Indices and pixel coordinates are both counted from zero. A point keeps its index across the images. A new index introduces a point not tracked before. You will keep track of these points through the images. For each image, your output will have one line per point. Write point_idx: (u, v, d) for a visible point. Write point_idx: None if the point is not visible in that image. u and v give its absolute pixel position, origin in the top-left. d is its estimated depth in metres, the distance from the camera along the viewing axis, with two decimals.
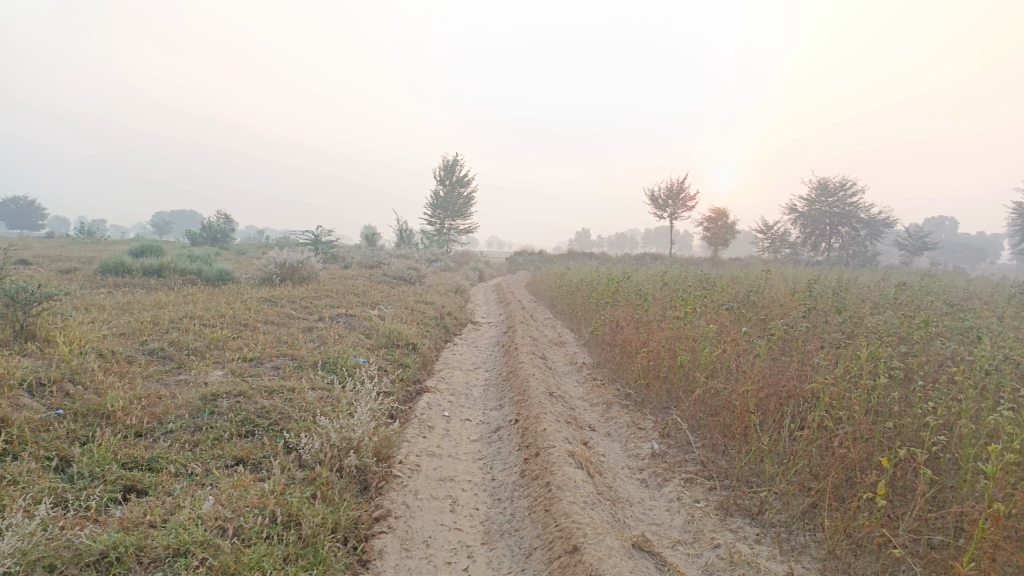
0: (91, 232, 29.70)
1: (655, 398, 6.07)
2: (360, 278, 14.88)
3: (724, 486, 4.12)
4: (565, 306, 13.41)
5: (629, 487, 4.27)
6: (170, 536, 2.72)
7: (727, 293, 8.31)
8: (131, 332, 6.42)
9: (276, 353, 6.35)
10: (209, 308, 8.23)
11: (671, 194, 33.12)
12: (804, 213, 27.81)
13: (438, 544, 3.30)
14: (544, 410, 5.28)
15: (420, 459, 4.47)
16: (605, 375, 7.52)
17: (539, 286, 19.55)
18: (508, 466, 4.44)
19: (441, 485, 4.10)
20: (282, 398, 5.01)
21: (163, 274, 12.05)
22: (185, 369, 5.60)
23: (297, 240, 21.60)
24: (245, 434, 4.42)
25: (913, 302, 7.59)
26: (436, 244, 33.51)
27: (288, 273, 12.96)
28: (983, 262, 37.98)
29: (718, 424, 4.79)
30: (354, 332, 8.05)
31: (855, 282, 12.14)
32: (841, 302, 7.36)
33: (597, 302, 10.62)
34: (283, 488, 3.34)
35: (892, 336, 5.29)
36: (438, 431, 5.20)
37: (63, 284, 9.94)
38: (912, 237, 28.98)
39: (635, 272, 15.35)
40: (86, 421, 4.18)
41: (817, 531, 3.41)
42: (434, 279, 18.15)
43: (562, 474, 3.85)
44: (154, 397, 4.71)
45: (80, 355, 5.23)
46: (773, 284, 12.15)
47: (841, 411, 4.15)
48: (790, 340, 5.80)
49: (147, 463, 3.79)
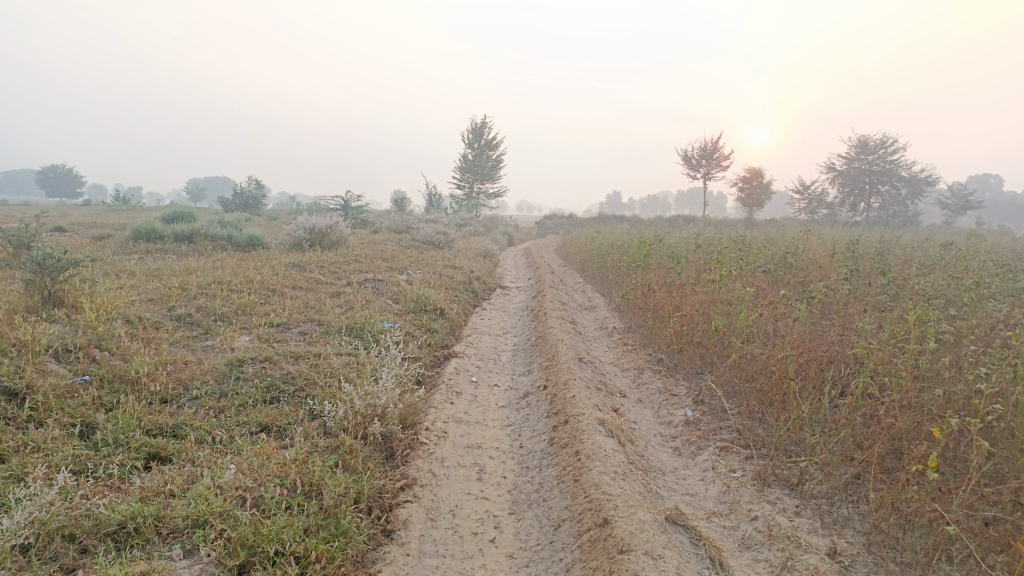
0: (126, 199, 30.14)
1: (688, 362, 5.91)
2: (389, 243, 14.80)
3: (762, 456, 3.97)
4: (595, 270, 13.21)
5: (661, 455, 4.13)
6: (190, 507, 2.66)
7: (763, 255, 8.06)
8: (159, 298, 6.41)
9: (303, 319, 6.30)
10: (238, 273, 8.22)
11: (704, 154, 32.38)
12: (842, 172, 27.01)
13: (464, 514, 3.21)
14: (573, 376, 5.15)
15: (447, 426, 4.38)
16: (637, 340, 7.36)
17: (569, 250, 19.33)
18: (537, 433, 4.32)
19: (468, 452, 4.01)
20: (308, 363, 4.95)
21: (194, 240, 12.10)
22: (212, 335, 5.57)
23: (327, 205, 21.63)
24: (271, 400, 4.37)
25: (961, 262, 7.26)
26: (465, 208, 33.35)
27: (317, 238, 12.93)
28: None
29: (754, 391, 4.62)
30: (381, 296, 7.98)
31: (897, 242, 11.72)
32: (884, 265, 7.08)
33: (628, 266, 10.40)
34: (305, 457, 3.26)
35: (940, 298, 5.03)
36: (465, 397, 5.12)
37: (96, 250, 10.01)
38: (956, 196, 28.06)
39: (667, 234, 15.04)
40: (112, 387, 4.16)
41: (861, 504, 3.24)
42: (464, 243, 18.05)
43: (592, 442, 3.72)
44: (180, 362, 4.68)
45: (107, 321, 5.22)
46: (810, 245, 11.79)
47: (887, 378, 3.95)
48: (831, 303, 5.57)
49: (171, 430, 3.75)
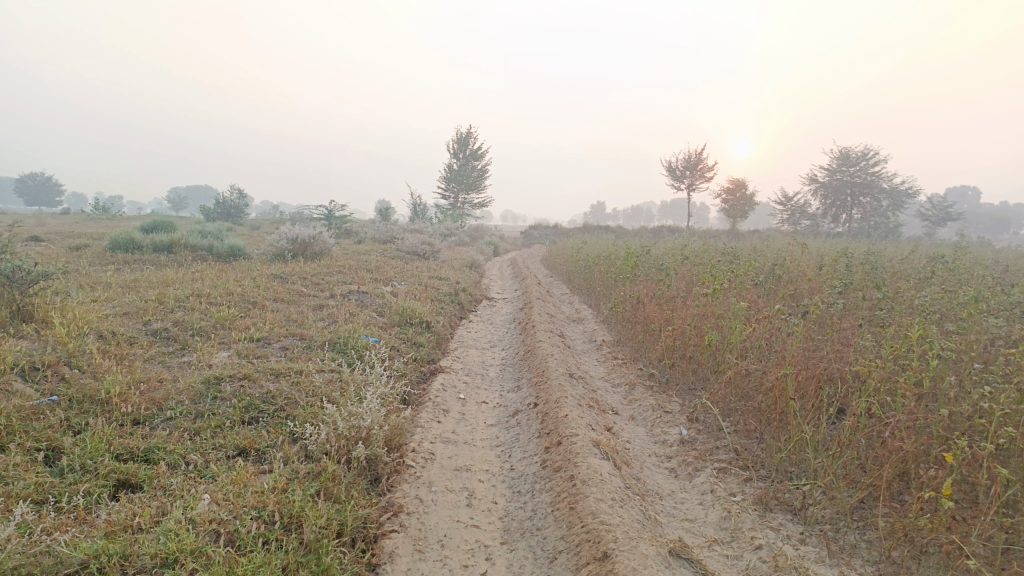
0: (106, 207, 29.68)
1: (681, 378, 5.77)
2: (373, 253, 14.62)
3: (762, 478, 3.82)
4: (582, 282, 13.09)
5: (657, 477, 3.98)
6: (159, 544, 2.47)
7: (753, 267, 7.96)
8: (135, 312, 6.18)
9: (284, 333, 6.10)
10: (217, 285, 8.00)
11: (688, 165, 32.46)
12: (824, 183, 27.16)
13: (453, 544, 3.04)
14: (565, 394, 4.99)
15: (434, 447, 4.21)
16: (627, 354, 7.21)
17: (555, 261, 19.22)
18: (528, 455, 4.15)
19: (457, 476, 3.83)
20: (289, 381, 4.75)
21: (173, 250, 11.84)
22: (189, 351, 5.36)
23: (310, 214, 21.39)
24: (249, 421, 4.17)
25: (950, 274, 7.20)
26: (450, 218, 33.16)
27: (299, 248, 12.71)
28: (1006, 233, 37.26)
29: (751, 409, 4.49)
30: (366, 309, 7.79)
31: (883, 254, 11.71)
32: (875, 277, 7.00)
33: (615, 277, 10.28)
34: (286, 485, 3.08)
35: (938, 312, 4.94)
36: (453, 415, 4.94)
37: (71, 261, 9.75)
38: (937, 207, 28.32)
39: (653, 245, 14.99)
40: (81, 408, 3.94)
41: (869, 531, 3.11)
42: (448, 253, 17.88)
43: (587, 466, 3.56)
44: (154, 381, 4.47)
45: (78, 336, 5.00)
46: (797, 256, 11.74)
47: (890, 397, 3.83)
48: (826, 317, 5.47)
49: (143, 455, 3.55)
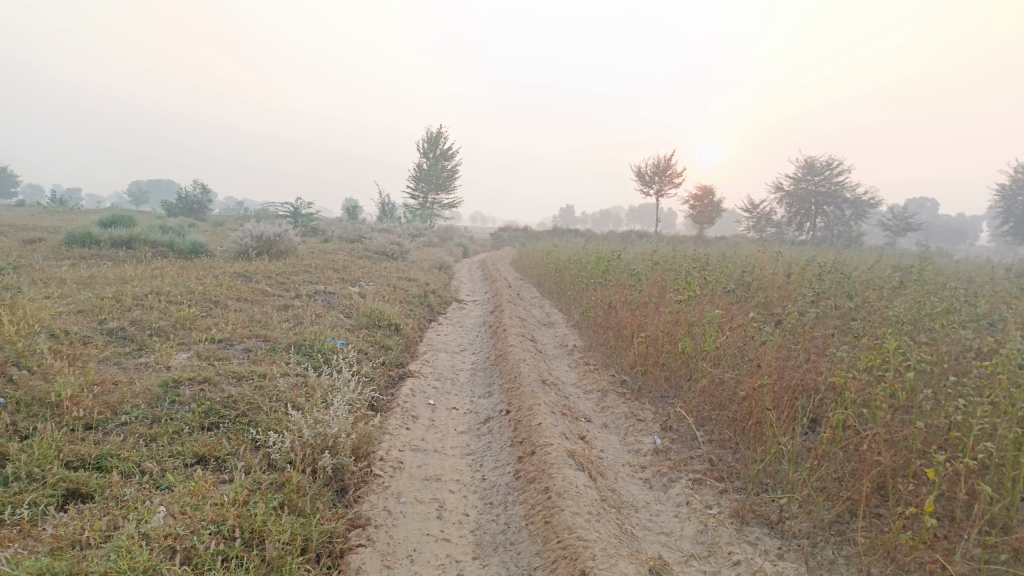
0: (63, 200, 28.82)
1: (653, 385, 5.72)
2: (341, 253, 14.38)
3: (738, 490, 3.76)
4: (552, 285, 13.03)
5: (632, 488, 3.90)
6: (110, 561, 2.30)
7: (725, 274, 7.96)
8: (90, 310, 5.92)
9: (248, 334, 5.90)
10: (178, 283, 7.75)
11: (657, 171, 32.68)
12: (789, 192, 27.53)
13: (423, 560, 2.91)
14: (538, 401, 4.89)
15: (402, 456, 4.08)
16: (598, 360, 7.14)
17: (524, 264, 19.14)
18: (500, 464, 4.04)
19: (426, 486, 3.70)
20: (252, 385, 4.57)
21: (133, 246, 11.48)
22: (147, 352, 5.14)
23: (277, 212, 21.02)
24: (210, 427, 3.99)
25: (917, 285, 7.27)
26: (419, 219, 32.90)
27: (265, 246, 12.43)
28: (962, 244, 38.24)
29: (726, 419, 4.44)
30: (333, 310, 7.61)
31: (848, 263, 11.85)
32: (845, 287, 7.04)
33: (586, 282, 10.23)
34: (247, 497, 2.93)
35: (910, 323, 4.95)
36: (422, 422, 4.81)
37: (25, 255, 9.36)
38: (898, 218, 28.90)
39: (622, 249, 14.98)
40: (29, 411, 3.73)
41: (847, 547, 3.06)
42: (417, 254, 17.70)
43: (562, 478, 3.47)
44: (109, 383, 4.26)
45: (28, 335, 4.75)
46: (765, 263, 11.81)
47: (866, 409, 3.81)
48: (799, 326, 5.46)
49: (95, 462, 3.36)
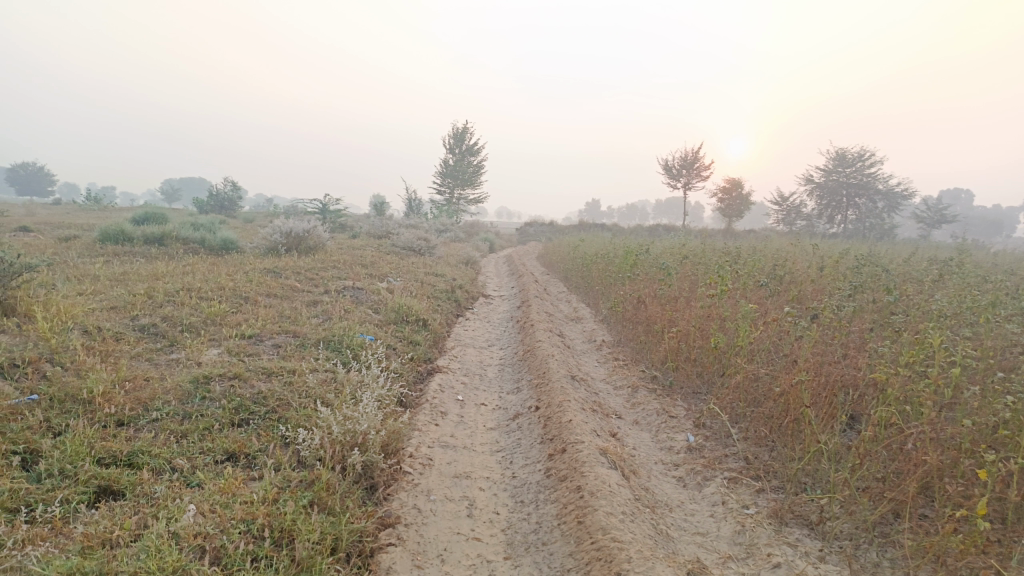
0: (97, 198, 29.36)
1: (685, 381, 5.61)
2: (368, 248, 14.43)
3: (776, 489, 3.66)
4: (580, 280, 12.93)
5: (666, 486, 3.82)
6: (140, 560, 2.28)
7: (756, 268, 7.81)
8: (123, 306, 5.97)
9: (277, 330, 5.91)
10: (209, 279, 7.80)
11: (685, 164, 32.34)
12: (820, 184, 27.05)
13: (454, 559, 2.86)
14: (568, 397, 4.83)
15: (432, 453, 4.04)
16: (628, 355, 7.05)
17: (551, 258, 19.04)
18: (530, 462, 3.98)
19: (456, 484, 3.66)
20: (282, 381, 4.56)
21: (165, 243, 11.61)
22: (178, 348, 5.16)
23: (306, 209, 21.19)
24: (240, 423, 3.99)
25: (956, 278, 7.05)
26: (446, 214, 32.94)
27: (293, 242, 12.50)
28: (999, 236, 37.29)
29: (762, 416, 4.33)
30: (361, 306, 7.60)
31: (883, 255, 11.57)
32: (882, 281, 6.87)
33: (614, 276, 10.12)
34: (277, 495, 2.91)
35: (953, 318, 4.78)
36: (451, 418, 4.76)
37: (60, 252, 9.51)
38: (932, 209, 28.26)
39: (651, 243, 14.81)
40: (62, 408, 3.75)
41: (891, 549, 2.96)
42: (444, 249, 17.70)
43: (595, 476, 3.40)
44: (140, 380, 4.28)
45: (62, 332, 4.80)
46: (797, 256, 11.58)
47: (909, 406, 3.69)
48: (836, 320, 5.31)
49: (126, 459, 3.36)
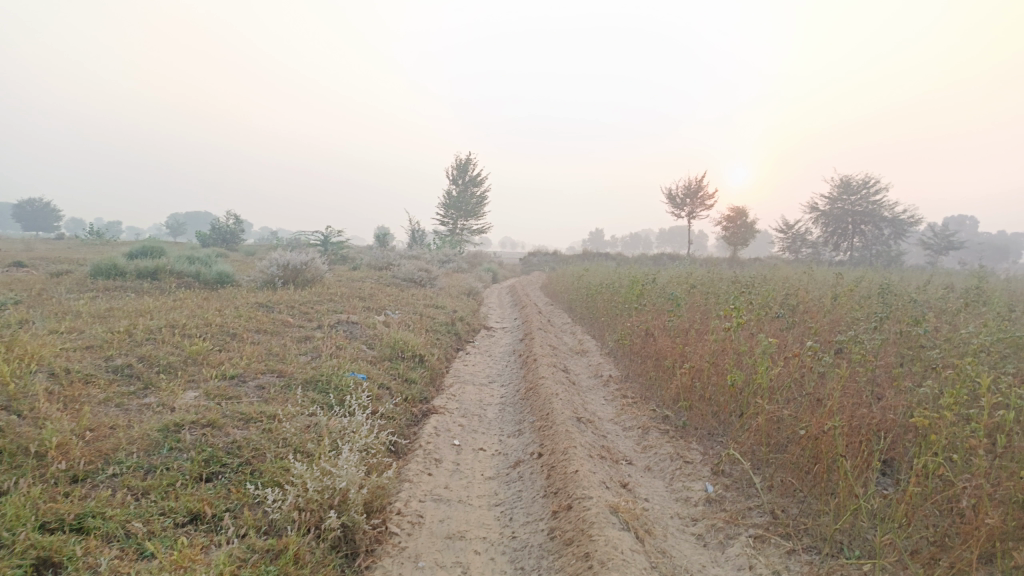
0: (100, 232, 29.24)
1: (700, 423, 5.21)
2: (368, 280, 14.09)
3: (809, 550, 3.25)
4: (585, 310, 12.53)
5: (684, 546, 3.40)
6: None
7: (770, 297, 7.41)
8: (98, 345, 5.61)
9: (263, 369, 5.54)
10: (196, 315, 7.44)
11: (688, 192, 32.14)
12: (825, 211, 26.74)
13: None
14: (573, 443, 4.41)
15: (422, 508, 3.63)
16: (636, 392, 6.64)
17: (555, 289, 18.67)
18: (532, 519, 3.57)
19: (449, 546, 3.25)
20: (261, 428, 4.18)
21: (158, 277, 11.27)
22: (152, 391, 4.79)
23: (308, 240, 20.97)
24: (209, 477, 3.60)
25: (983, 308, 6.64)
26: (449, 245, 32.71)
27: (290, 275, 12.16)
28: (1006, 261, 37.02)
29: (789, 463, 3.92)
30: (354, 341, 7.23)
31: (899, 284, 11.14)
32: (905, 311, 6.46)
33: (621, 307, 9.75)
34: (236, 572, 2.53)
35: (993, 349, 4.38)
36: (446, 466, 4.36)
37: (48, 287, 9.22)
38: (940, 236, 27.84)
39: (657, 273, 14.45)
40: (11, 462, 3.35)
41: None
42: (446, 280, 17.35)
43: (605, 541, 3.00)
44: (105, 429, 3.90)
45: (25, 375, 4.43)
46: (809, 285, 11.17)
47: (956, 454, 3.29)
48: (862, 356, 4.91)
49: (75, 522, 2.96)
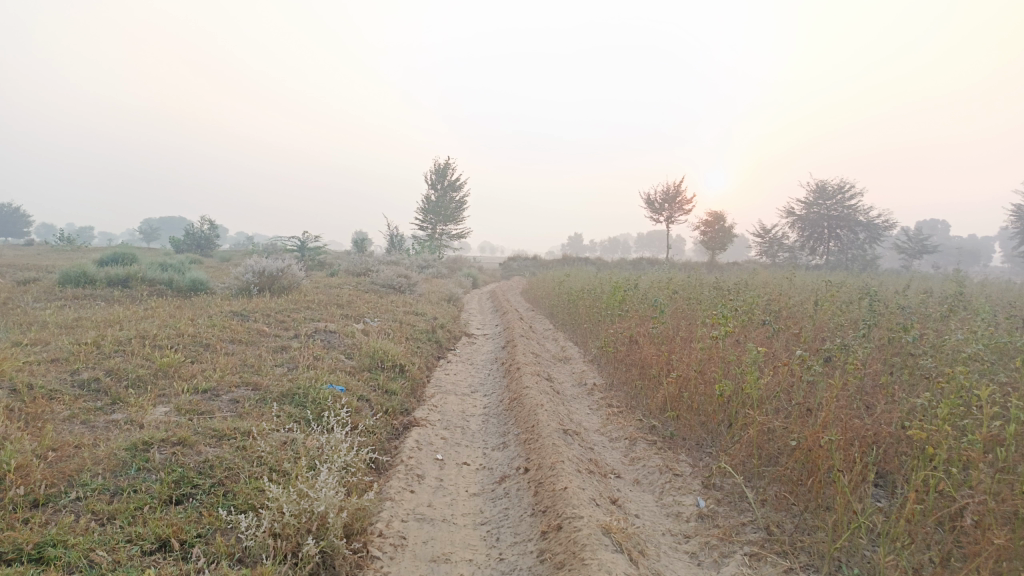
0: (71, 238, 28.64)
1: (689, 434, 5.10)
2: (346, 287, 13.87)
3: (806, 568, 3.15)
4: (566, 316, 12.42)
5: (678, 565, 3.28)
6: None
7: (754, 302, 7.34)
8: (64, 359, 5.38)
9: (237, 383, 5.34)
10: (168, 324, 7.20)
11: (666, 197, 32.24)
12: (801, 216, 26.93)
13: None
14: (561, 457, 4.28)
15: (405, 529, 3.48)
16: (622, 401, 6.53)
17: (536, 294, 18.55)
18: (520, 540, 3.43)
19: (433, 570, 3.09)
20: (235, 446, 3.99)
21: (129, 285, 10.97)
22: (121, 407, 4.58)
23: (285, 246, 20.67)
24: (180, 500, 3.42)
25: (965, 314, 6.62)
26: (428, 250, 32.50)
27: (266, 282, 11.92)
28: (975, 264, 37.63)
29: (783, 477, 3.81)
30: (333, 351, 7.04)
31: (878, 289, 11.16)
32: (890, 317, 6.42)
33: (603, 313, 9.64)
34: None
35: (984, 357, 4.32)
36: (429, 483, 4.20)
37: (13, 296, 8.91)
38: (914, 240, 28.16)
39: (638, 278, 14.38)
40: None
41: None
42: (426, 286, 17.17)
43: (597, 564, 2.86)
44: (69, 449, 3.69)
45: None
46: (789, 290, 11.16)
47: (954, 467, 3.21)
48: (851, 365, 4.83)
49: (34, 552, 2.76)
